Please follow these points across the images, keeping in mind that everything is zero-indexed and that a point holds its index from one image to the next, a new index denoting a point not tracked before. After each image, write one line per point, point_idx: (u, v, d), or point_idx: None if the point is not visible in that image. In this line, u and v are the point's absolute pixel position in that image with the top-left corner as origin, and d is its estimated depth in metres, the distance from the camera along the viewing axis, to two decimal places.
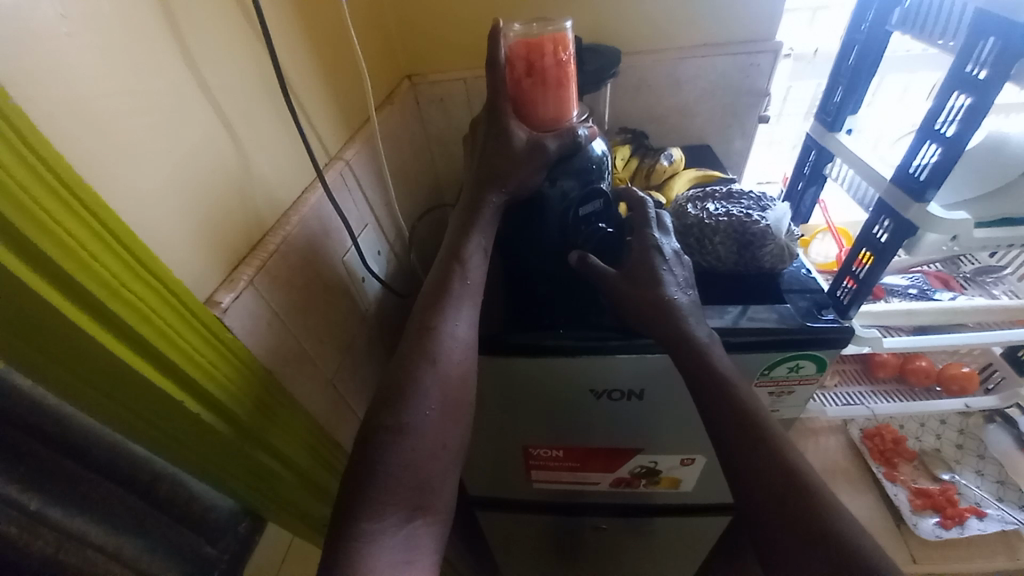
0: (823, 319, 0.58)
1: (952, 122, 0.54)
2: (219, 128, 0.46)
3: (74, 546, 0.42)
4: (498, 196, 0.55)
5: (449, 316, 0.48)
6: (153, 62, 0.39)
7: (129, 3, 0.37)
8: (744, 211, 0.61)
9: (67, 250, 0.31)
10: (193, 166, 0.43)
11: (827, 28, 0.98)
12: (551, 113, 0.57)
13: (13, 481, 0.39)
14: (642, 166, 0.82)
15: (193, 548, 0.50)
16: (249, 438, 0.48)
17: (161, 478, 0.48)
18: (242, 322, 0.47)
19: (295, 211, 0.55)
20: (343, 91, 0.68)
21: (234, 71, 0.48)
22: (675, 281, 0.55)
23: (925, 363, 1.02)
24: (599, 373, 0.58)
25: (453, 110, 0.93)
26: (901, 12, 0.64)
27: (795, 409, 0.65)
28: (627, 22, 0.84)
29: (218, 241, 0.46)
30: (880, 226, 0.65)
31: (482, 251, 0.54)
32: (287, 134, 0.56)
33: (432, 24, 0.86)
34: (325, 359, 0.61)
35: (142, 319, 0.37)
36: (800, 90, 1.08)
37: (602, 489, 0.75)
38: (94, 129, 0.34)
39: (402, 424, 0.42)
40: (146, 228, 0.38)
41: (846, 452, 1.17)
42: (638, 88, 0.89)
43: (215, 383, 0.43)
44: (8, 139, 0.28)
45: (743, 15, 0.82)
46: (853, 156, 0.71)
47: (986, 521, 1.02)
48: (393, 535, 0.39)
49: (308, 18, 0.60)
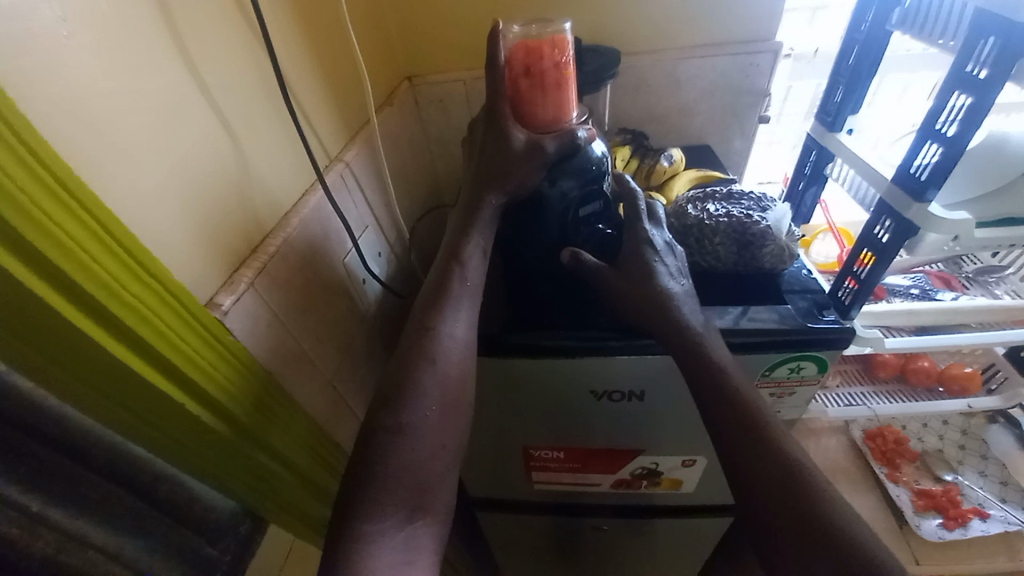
0: (824, 320, 0.57)
1: (953, 122, 0.54)
2: (219, 129, 0.46)
3: (75, 546, 0.42)
4: (498, 197, 0.55)
5: (449, 316, 0.48)
6: (152, 64, 0.39)
7: (128, 4, 0.37)
8: (744, 211, 0.61)
9: (66, 251, 0.31)
10: (192, 167, 0.43)
11: (827, 28, 0.98)
12: (551, 115, 0.57)
13: (14, 481, 0.39)
14: (642, 166, 0.82)
15: (193, 548, 0.50)
16: (249, 439, 0.48)
17: (161, 479, 0.48)
18: (242, 323, 0.47)
19: (295, 213, 0.55)
20: (342, 92, 0.68)
21: (234, 73, 0.48)
22: (667, 271, 0.55)
23: (927, 363, 1.02)
24: (599, 373, 0.58)
25: (453, 111, 0.93)
26: (901, 12, 0.64)
27: (796, 410, 0.64)
28: (626, 22, 0.84)
29: (217, 242, 0.46)
30: (881, 226, 0.65)
31: (481, 252, 0.54)
32: (287, 135, 0.56)
33: (432, 25, 0.86)
34: (325, 360, 0.61)
35: (142, 319, 0.37)
36: (800, 90, 1.08)
37: (603, 490, 0.75)
38: (94, 132, 0.34)
39: (402, 425, 0.42)
40: (145, 229, 0.38)
41: (848, 452, 1.17)
42: (638, 89, 0.89)
43: (214, 384, 0.43)
44: (8, 141, 0.28)
45: (743, 15, 0.82)
46: (853, 156, 0.71)
47: (989, 523, 1.02)
48: (393, 536, 0.39)
49: (307, 19, 0.60)
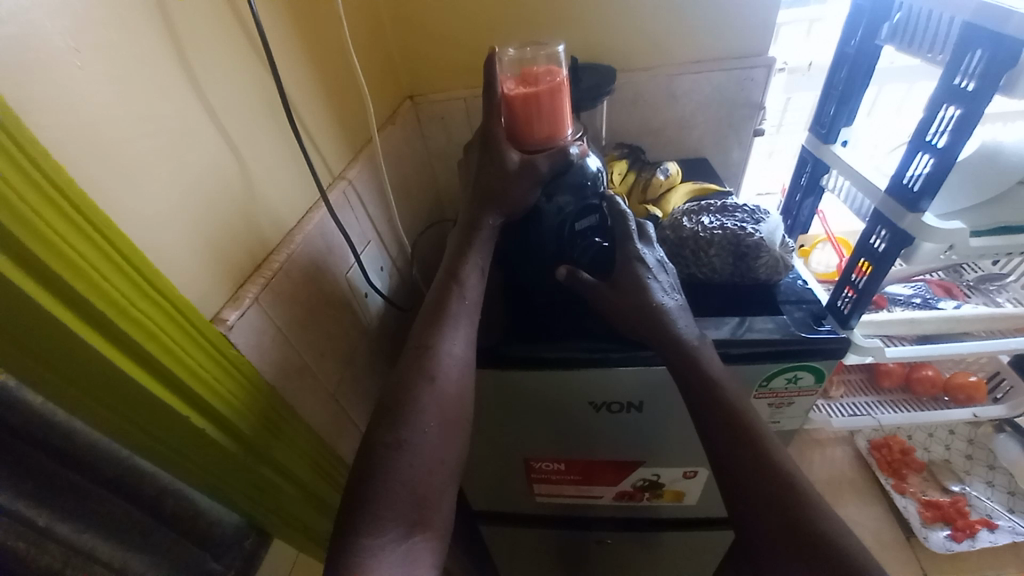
0: (820, 330, 0.58)
1: (943, 133, 0.55)
2: (226, 151, 0.48)
3: (82, 561, 0.44)
4: (495, 218, 0.57)
5: (447, 335, 0.49)
6: (161, 90, 0.41)
7: (137, 33, 0.39)
8: (738, 223, 0.62)
9: (79, 271, 0.33)
10: (198, 189, 0.45)
11: (823, 42, 1.00)
12: (545, 133, 0.58)
13: (22, 496, 0.40)
14: (639, 180, 0.83)
15: (198, 562, 0.51)
16: (251, 452, 0.49)
17: (167, 493, 0.48)
18: (247, 339, 0.48)
19: (300, 230, 0.57)
20: (346, 113, 0.70)
21: (242, 99, 0.50)
22: (661, 287, 0.56)
23: (931, 372, 1.02)
24: (597, 385, 0.58)
25: (453, 129, 0.96)
26: (890, 27, 0.65)
27: (795, 421, 0.64)
28: (625, 40, 0.86)
29: (223, 261, 0.47)
30: (878, 236, 0.65)
31: (479, 270, 0.55)
32: (292, 156, 0.58)
33: (432, 47, 0.88)
34: (327, 374, 0.62)
35: (149, 336, 0.38)
36: (799, 101, 1.09)
37: (606, 503, 0.75)
38: (101, 156, 0.36)
39: (402, 441, 0.43)
40: (153, 250, 0.40)
41: (854, 463, 1.16)
42: (635, 103, 0.91)
43: (219, 400, 0.44)
44: (7, 150, 0.29)
45: (739, 31, 0.83)
46: (848, 167, 0.72)
47: (997, 533, 1.00)
48: (393, 550, 0.40)
49: (312, 46, 0.63)
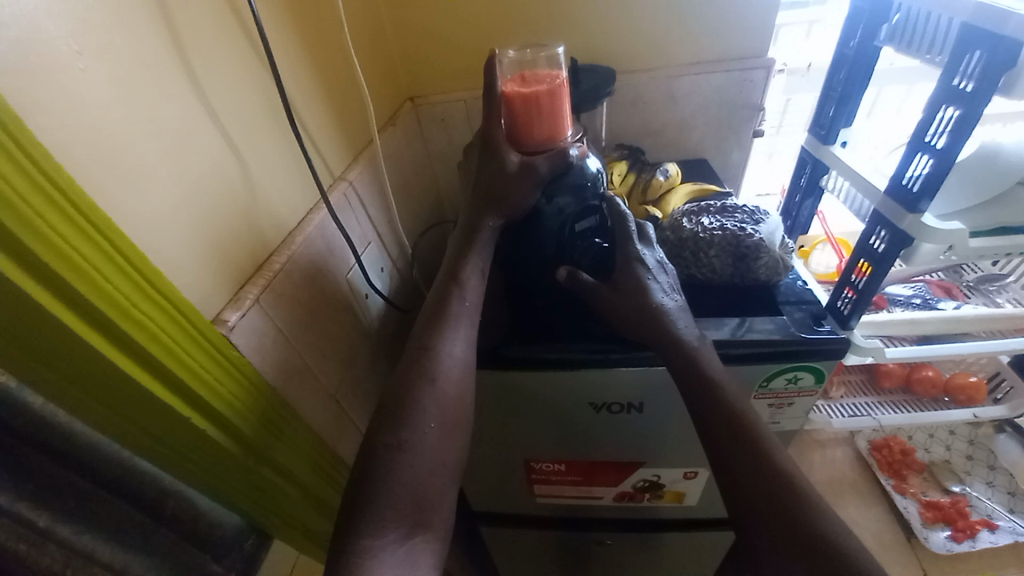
0: (820, 330, 0.58)
1: (942, 134, 0.55)
2: (227, 153, 0.48)
3: (82, 563, 0.43)
4: (495, 219, 0.57)
5: (447, 336, 0.49)
6: (163, 92, 0.41)
7: (139, 35, 0.39)
8: (738, 224, 0.62)
9: (81, 272, 0.33)
10: (200, 191, 0.45)
11: (823, 43, 1.00)
12: (545, 134, 0.58)
13: (23, 498, 0.40)
14: (638, 182, 0.83)
15: (199, 563, 0.51)
16: (252, 453, 0.49)
17: (167, 495, 0.48)
18: (248, 340, 0.48)
19: (301, 232, 0.57)
20: (347, 115, 0.70)
21: (243, 102, 0.50)
22: (661, 288, 0.56)
23: (932, 373, 1.02)
24: (598, 385, 0.58)
25: (454, 131, 0.96)
26: (889, 29, 0.66)
27: (795, 422, 0.64)
28: (625, 42, 0.86)
29: (224, 262, 0.47)
30: (877, 236, 0.65)
31: (480, 271, 0.55)
32: (293, 158, 0.58)
33: (432, 49, 0.88)
34: (328, 375, 0.62)
35: (150, 337, 0.38)
36: (799, 102, 1.10)
37: (607, 504, 0.75)
38: (103, 158, 0.36)
39: (402, 442, 0.43)
40: (154, 251, 0.40)
41: (855, 464, 1.16)
42: (635, 104, 0.91)
43: (220, 401, 0.44)
44: (8, 149, 0.29)
45: (738, 32, 0.83)
46: (848, 168, 0.72)
47: (998, 534, 1.00)
48: (394, 551, 0.40)
49: (313, 48, 0.63)
